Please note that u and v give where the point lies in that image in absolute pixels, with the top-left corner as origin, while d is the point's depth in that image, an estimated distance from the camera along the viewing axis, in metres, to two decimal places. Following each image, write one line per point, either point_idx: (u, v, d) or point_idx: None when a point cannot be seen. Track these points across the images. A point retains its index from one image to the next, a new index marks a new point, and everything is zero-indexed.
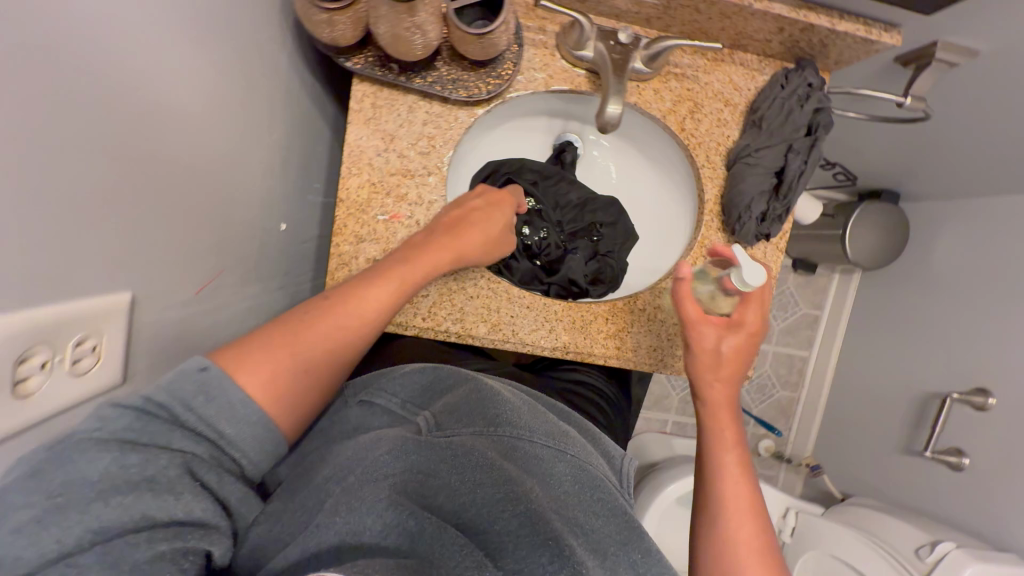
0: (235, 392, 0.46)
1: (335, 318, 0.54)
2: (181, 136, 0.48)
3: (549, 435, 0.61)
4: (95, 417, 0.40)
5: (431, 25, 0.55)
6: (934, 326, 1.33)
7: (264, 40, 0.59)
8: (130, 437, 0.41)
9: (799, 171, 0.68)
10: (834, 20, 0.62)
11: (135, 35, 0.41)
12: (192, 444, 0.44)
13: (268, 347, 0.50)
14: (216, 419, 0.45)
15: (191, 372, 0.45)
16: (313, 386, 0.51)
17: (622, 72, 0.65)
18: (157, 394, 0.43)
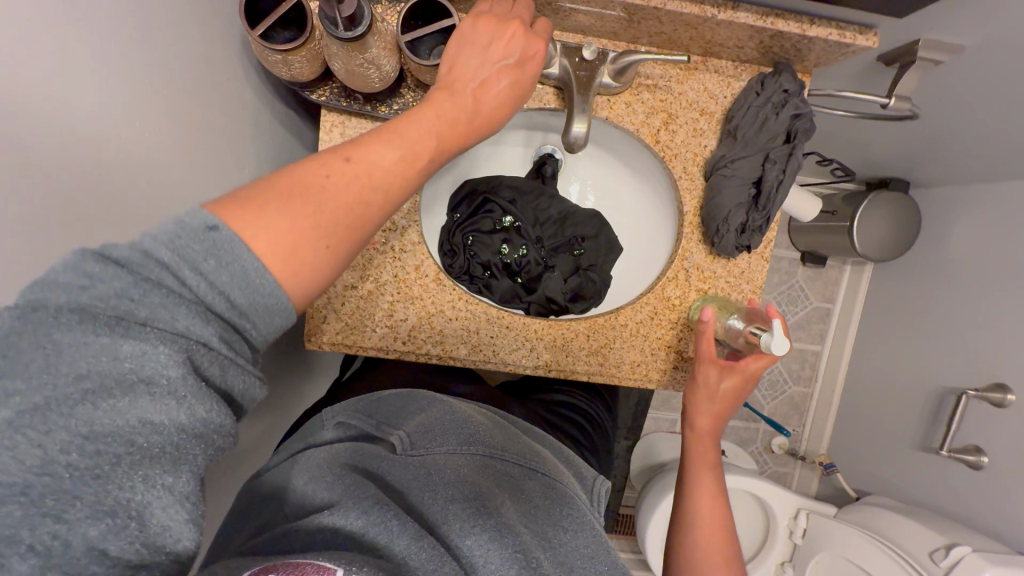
0: (250, 257, 0.37)
1: (349, 181, 0.43)
2: (139, 177, 0.49)
3: (524, 455, 0.61)
4: (84, 274, 0.32)
5: (385, 59, 0.55)
6: (949, 318, 1.27)
7: (223, 78, 0.60)
8: (126, 303, 0.32)
9: (777, 181, 0.66)
10: (804, 26, 0.59)
11: (80, 92, 0.41)
12: (200, 323, 0.35)
13: (281, 202, 0.40)
14: (228, 287, 0.36)
15: (197, 227, 0.36)
16: (328, 254, 0.42)
17: (587, 90, 0.64)
18: (163, 251, 0.35)
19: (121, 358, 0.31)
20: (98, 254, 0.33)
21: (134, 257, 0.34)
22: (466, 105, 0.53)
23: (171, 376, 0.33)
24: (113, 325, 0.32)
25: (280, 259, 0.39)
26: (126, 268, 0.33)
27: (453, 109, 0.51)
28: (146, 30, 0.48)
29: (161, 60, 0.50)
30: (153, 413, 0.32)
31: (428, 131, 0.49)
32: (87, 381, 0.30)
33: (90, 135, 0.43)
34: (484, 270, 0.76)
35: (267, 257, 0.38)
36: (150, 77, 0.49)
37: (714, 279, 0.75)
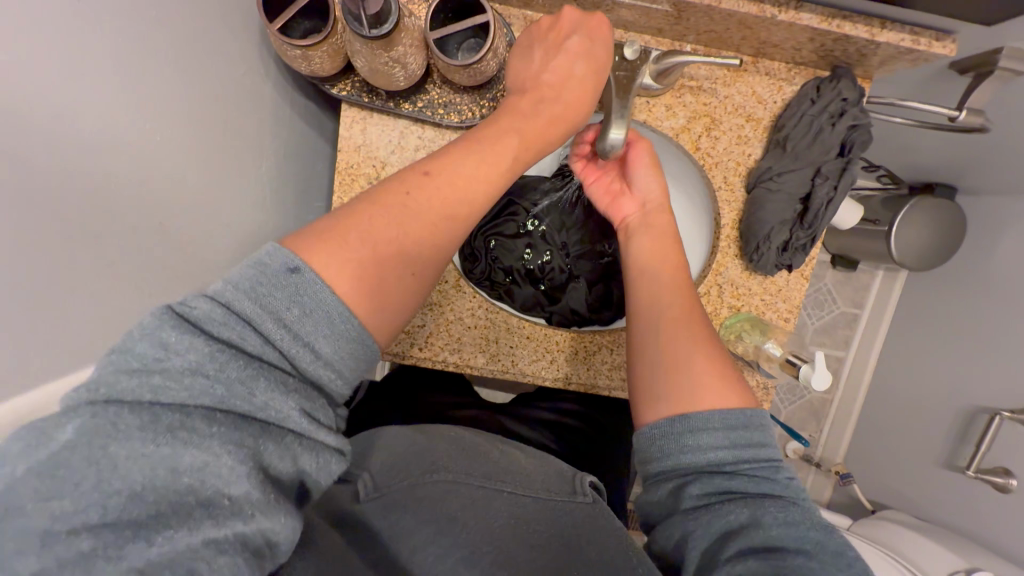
0: (335, 303, 0.39)
1: (427, 201, 0.46)
2: (157, 187, 0.46)
3: (496, 471, 0.53)
4: (162, 347, 0.33)
5: (412, 56, 0.52)
6: (987, 331, 1.20)
7: (242, 73, 0.57)
8: (202, 384, 0.33)
9: (827, 199, 0.61)
10: (873, 29, 0.54)
11: (85, 104, 0.38)
12: (278, 397, 0.35)
13: (364, 226, 0.43)
14: (308, 335, 0.38)
15: (282, 271, 0.38)
16: (401, 276, 0.45)
17: (626, 93, 0.59)
18: (246, 306, 0.36)
19: (182, 471, 0.31)
20: (177, 322, 0.34)
21: (215, 319, 0.35)
22: (532, 121, 0.54)
23: (233, 494, 0.32)
24: (176, 432, 0.31)
25: (366, 284, 0.42)
26: (209, 334, 0.35)
27: (522, 127, 0.53)
28: (161, 30, 0.45)
29: (177, 61, 0.47)
30: (213, 537, 0.30)
31: (500, 150, 0.51)
32: (149, 498, 0.30)
33: (106, 146, 0.40)
34: (506, 276, 0.72)
35: (353, 286, 0.41)
36: (167, 79, 0.46)
37: (749, 296, 0.70)
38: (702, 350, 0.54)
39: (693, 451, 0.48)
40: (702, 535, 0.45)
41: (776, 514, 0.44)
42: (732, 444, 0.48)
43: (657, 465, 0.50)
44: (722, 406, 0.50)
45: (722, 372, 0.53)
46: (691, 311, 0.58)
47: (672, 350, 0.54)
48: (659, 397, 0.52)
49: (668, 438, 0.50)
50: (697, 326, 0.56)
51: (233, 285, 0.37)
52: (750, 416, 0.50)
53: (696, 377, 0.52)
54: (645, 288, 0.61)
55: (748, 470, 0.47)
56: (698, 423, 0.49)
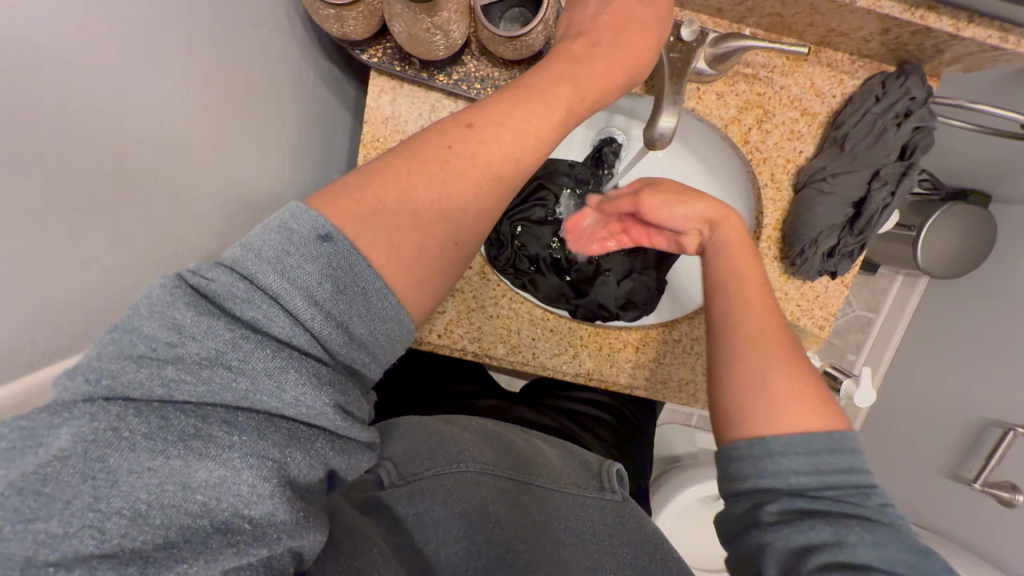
0: (373, 277, 0.35)
1: (473, 157, 0.41)
2: (172, 153, 0.42)
3: (526, 467, 0.51)
4: (176, 329, 0.29)
5: (456, 24, 0.47)
6: (995, 338, 1.05)
7: (267, 32, 0.52)
8: (223, 376, 0.29)
9: (883, 204, 0.57)
10: (959, 23, 0.49)
11: (87, 53, 0.34)
12: (309, 393, 0.30)
13: (403, 180, 0.39)
14: (345, 316, 0.33)
15: (310, 238, 0.33)
16: (445, 243, 0.41)
17: (681, 80, 0.55)
18: (271, 281, 0.32)
19: (195, 488, 0.26)
20: (192, 298, 0.30)
21: (236, 295, 0.31)
22: (592, 71, 0.48)
23: (254, 515, 0.27)
24: (190, 442, 0.27)
25: (409, 250, 0.38)
26: (228, 309, 0.31)
27: (582, 75, 0.47)
28: None
29: (201, 12, 0.43)
30: (231, 568, 0.26)
31: (554, 100, 0.45)
32: (154, 519, 0.25)
33: (119, 105, 0.36)
34: (531, 264, 0.70)
35: (391, 258, 0.37)
36: (189, 33, 0.42)
37: (785, 302, 0.66)
38: (780, 370, 0.50)
39: (774, 472, 0.46)
40: (780, 548, 0.43)
41: (863, 533, 0.41)
42: (816, 467, 0.45)
43: (733, 486, 0.48)
44: (807, 431, 0.46)
45: (813, 392, 0.49)
46: (771, 328, 0.53)
47: (748, 373, 0.50)
48: (733, 421, 0.49)
49: (744, 460, 0.47)
50: (776, 343, 0.52)
51: (254, 251, 0.32)
52: (838, 439, 0.46)
53: (774, 402, 0.48)
54: (718, 303, 0.56)
55: (835, 492, 0.44)
56: (778, 449, 0.46)
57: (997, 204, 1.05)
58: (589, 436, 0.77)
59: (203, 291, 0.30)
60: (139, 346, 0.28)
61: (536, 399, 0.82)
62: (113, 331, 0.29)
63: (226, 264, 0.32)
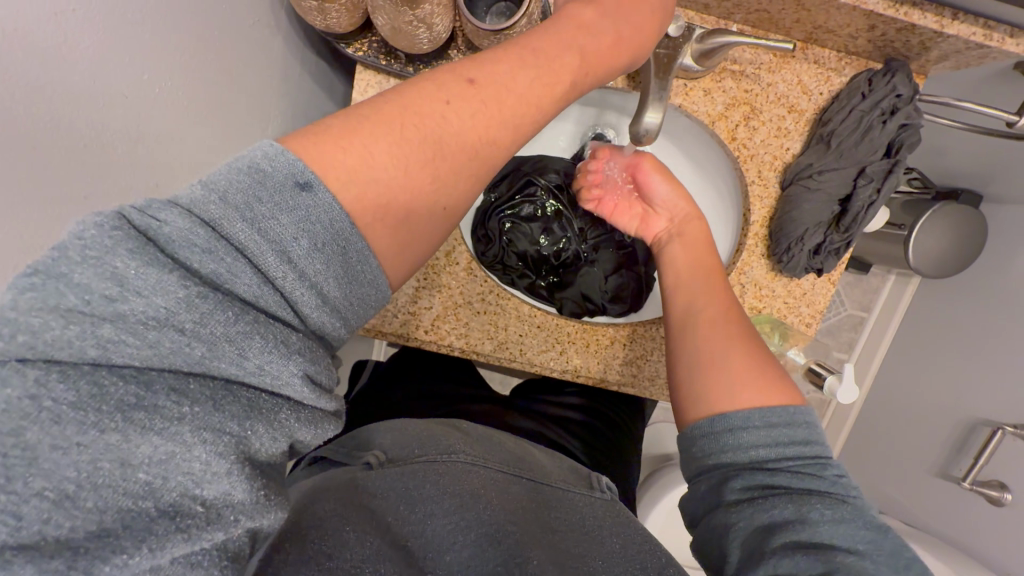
0: (358, 240, 0.32)
1: (473, 116, 0.39)
2: (151, 143, 0.42)
3: (515, 462, 0.52)
4: (117, 283, 0.26)
5: (438, 16, 0.47)
6: (985, 337, 1.05)
7: (250, 24, 0.52)
8: (175, 340, 0.26)
9: (869, 202, 0.57)
10: (943, 20, 0.49)
11: (58, 44, 0.33)
12: (274, 361, 0.29)
13: (391, 131, 0.36)
14: (320, 275, 0.31)
15: (289, 184, 0.30)
16: (435, 213, 0.39)
17: (666, 73, 0.55)
18: (237, 230, 0.29)
19: (136, 467, 0.25)
20: (137, 246, 0.26)
21: (194, 244, 0.28)
22: (601, 40, 0.46)
23: (205, 498, 0.26)
24: (131, 414, 0.25)
25: (391, 215, 0.35)
26: (178, 259, 0.27)
27: (589, 45, 0.46)
28: None
29: None
30: (180, 556, 0.26)
31: (560, 70, 0.43)
32: (86, 502, 0.24)
33: (96, 93, 0.36)
34: (519, 262, 0.71)
35: (377, 219, 0.34)
36: (169, 18, 0.42)
37: (772, 299, 0.66)
38: (741, 347, 0.52)
39: (734, 447, 0.47)
40: (745, 528, 0.43)
41: (825, 510, 0.42)
42: (774, 441, 0.46)
43: (697, 464, 0.49)
44: (763, 405, 0.48)
45: (770, 368, 0.51)
46: (733, 312, 0.56)
47: (707, 351, 0.53)
48: (698, 402, 0.51)
49: (706, 438, 0.48)
50: (738, 327, 0.55)
51: (218, 194, 0.29)
52: (793, 413, 0.47)
53: (734, 375, 0.50)
54: (684, 292, 0.60)
55: (793, 463, 0.45)
56: (737, 421, 0.47)
57: (988, 204, 1.05)
58: (574, 443, 0.76)
59: (147, 236, 0.27)
60: (70, 298, 0.25)
61: (527, 400, 0.83)
62: (33, 272, 0.25)
63: (183, 205, 0.28)
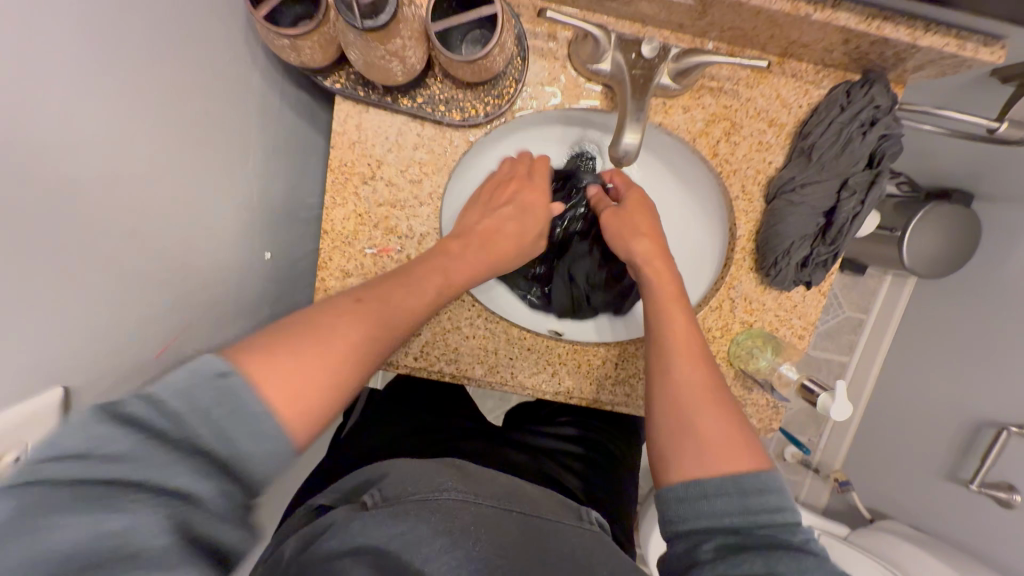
0: (262, 404, 0.35)
1: (366, 343, 0.46)
2: (126, 192, 0.42)
3: (509, 496, 0.52)
4: (88, 441, 0.30)
5: (411, 49, 0.47)
6: (989, 339, 1.03)
7: (226, 63, 0.52)
8: (129, 481, 0.30)
9: (853, 213, 0.57)
10: (917, 33, 0.49)
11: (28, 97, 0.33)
12: (210, 484, 0.32)
13: (294, 348, 0.40)
14: (235, 436, 0.33)
15: (208, 377, 0.34)
16: (332, 395, 0.41)
17: (644, 94, 0.55)
18: (178, 404, 0.33)
19: None
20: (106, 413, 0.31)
21: (152, 412, 0.32)
22: (485, 238, 0.64)
23: None
24: (105, 504, 0.29)
25: (297, 403, 0.37)
26: (132, 429, 0.31)
27: (475, 249, 0.63)
28: (136, 17, 0.41)
29: (150, 39, 0.42)
30: None
31: (427, 285, 0.56)
32: None
33: (67, 142, 0.36)
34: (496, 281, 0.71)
35: (289, 398, 0.37)
36: (141, 62, 0.42)
37: (762, 312, 0.66)
38: (709, 407, 0.52)
39: (709, 515, 0.45)
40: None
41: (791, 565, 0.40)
42: (746, 508, 0.44)
43: (671, 528, 0.47)
44: (737, 471, 0.46)
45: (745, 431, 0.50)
46: (701, 363, 0.55)
47: (688, 414, 0.51)
48: (674, 464, 0.49)
49: (682, 502, 0.47)
50: (705, 381, 0.54)
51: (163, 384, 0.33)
52: (765, 480, 0.46)
53: (702, 439, 0.50)
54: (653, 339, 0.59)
55: (766, 533, 0.43)
56: (710, 488, 0.46)
57: (980, 202, 1.05)
58: (572, 475, 0.74)
59: (107, 416, 0.31)
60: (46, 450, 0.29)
61: (521, 430, 0.82)
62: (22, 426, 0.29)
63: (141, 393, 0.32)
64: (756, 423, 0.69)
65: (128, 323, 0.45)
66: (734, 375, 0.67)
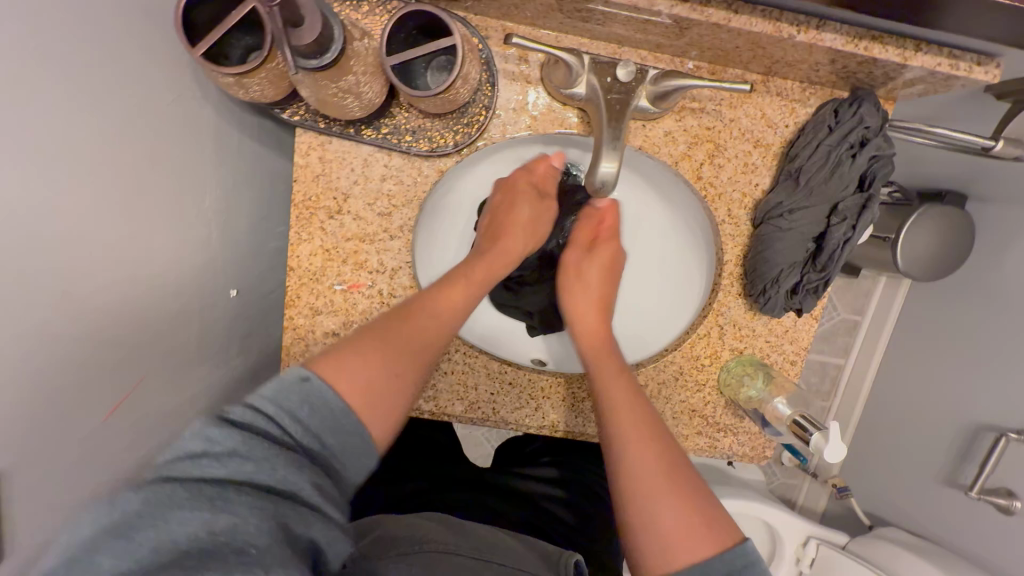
0: (336, 402, 0.42)
1: (407, 356, 0.49)
2: (55, 250, 0.39)
3: (484, 546, 0.50)
4: (202, 448, 0.36)
5: (367, 85, 0.45)
6: (985, 346, 0.98)
7: (172, 100, 0.49)
8: (219, 485, 0.34)
9: (844, 239, 0.54)
10: (906, 53, 0.46)
11: None
12: (295, 475, 0.37)
13: (358, 356, 0.46)
14: (320, 431, 0.40)
15: (293, 382, 0.41)
16: (396, 398, 0.46)
17: (620, 118, 0.52)
18: (269, 409, 0.39)
19: None
20: (221, 419, 0.38)
21: (250, 423, 0.38)
22: (508, 241, 0.62)
23: None
24: (213, 500, 0.33)
25: (366, 404, 0.44)
26: (242, 427, 0.38)
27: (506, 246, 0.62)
28: (59, 63, 0.38)
29: (79, 79, 0.39)
30: None
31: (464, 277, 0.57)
32: None
33: None
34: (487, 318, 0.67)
35: (360, 398, 0.43)
36: (66, 104, 0.38)
37: (753, 338, 0.63)
38: (663, 490, 0.48)
39: None
40: None
41: None
42: None
43: None
44: (703, 555, 0.45)
45: (701, 497, 0.48)
46: (648, 431, 0.52)
47: (642, 492, 0.49)
48: (639, 553, 0.48)
49: None
50: (656, 447, 0.51)
51: (265, 394, 0.40)
52: (733, 558, 0.45)
53: (660, 517, 0.47)
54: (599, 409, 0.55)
55: None
56: None
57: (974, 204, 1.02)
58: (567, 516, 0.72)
59: (225, 417, 0.38)
60: (171, 455, 0.35)
61: (507, 468, 0.80)
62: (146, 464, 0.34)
63: (249, 404, 0.39)
64: (748, 451, 0.67)
65: (69, 385, 0.42)
66: (725, 403, 0.65)
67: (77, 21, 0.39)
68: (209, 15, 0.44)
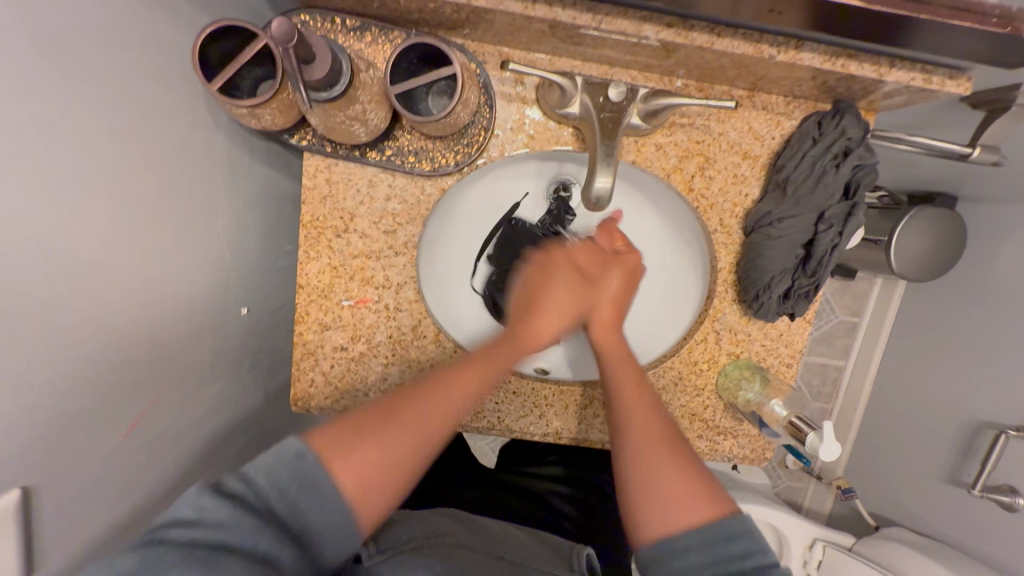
0: (328, 484, 0.42)
1: (425, 445, 0.48)
2: (78, 278, 0.41)
3: (493, 541, 0.51)
4: (192, 522, 0.38)
5: (373, 112, 0.48)
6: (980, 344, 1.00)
7: (188, 131, 0.52)
8: (206, 557, 0.37)
9: (832, 245, 0.56)
10: (882, 69, 0.49)
11: None
12: (275, 549, 0.39)
13: (369, 443, 0.45)
14: (304, 510, 0.41)
15: (288, 457, 0.42)
16: (390, 489, 0.46)
17: (613, 136, 0.54)
18: (257, 479, 0.41)
19: None
20: (213, 488, 0.40)
21: (233, 506, 0.39)
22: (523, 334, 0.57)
23: None
24: (193, 573, 0.36)
25: (362, 499, 0.44)
26: (228, 501, 0.39)
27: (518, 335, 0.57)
28: (83, 103, 0.40)
29: (104, 114, 0.42)
30: None
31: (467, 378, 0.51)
32: None
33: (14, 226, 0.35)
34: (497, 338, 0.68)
35: (353, 484, 0.43)
36: (93, 137, 0.41)
37: (748, 343, 0.65)
38: (661, 457, 0.50)
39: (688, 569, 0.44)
40: None
41: None
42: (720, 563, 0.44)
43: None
44: (703, 522, 0.46)
45: (705, 478, 0.49)
46: (655, 417, 0.54)
47: (642, 472, 0.50)
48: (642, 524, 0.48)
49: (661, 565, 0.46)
50: (664, 433, 0.53)
51: (260, 467, 0.42)
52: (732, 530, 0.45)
53: (664, 495, 0.48)
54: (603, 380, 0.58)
55: None
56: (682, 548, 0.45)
57: (964, 205, 1.04)
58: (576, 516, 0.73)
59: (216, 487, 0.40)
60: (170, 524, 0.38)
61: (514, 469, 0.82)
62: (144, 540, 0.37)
63: (243, 474, 0.42)
64: (749, 453, 0.68)
65: (94, 401, 0.45)
66: (725, 407, 0.67)
67: (101, 63, 0.41)
68: (221, 51, 0.47)
